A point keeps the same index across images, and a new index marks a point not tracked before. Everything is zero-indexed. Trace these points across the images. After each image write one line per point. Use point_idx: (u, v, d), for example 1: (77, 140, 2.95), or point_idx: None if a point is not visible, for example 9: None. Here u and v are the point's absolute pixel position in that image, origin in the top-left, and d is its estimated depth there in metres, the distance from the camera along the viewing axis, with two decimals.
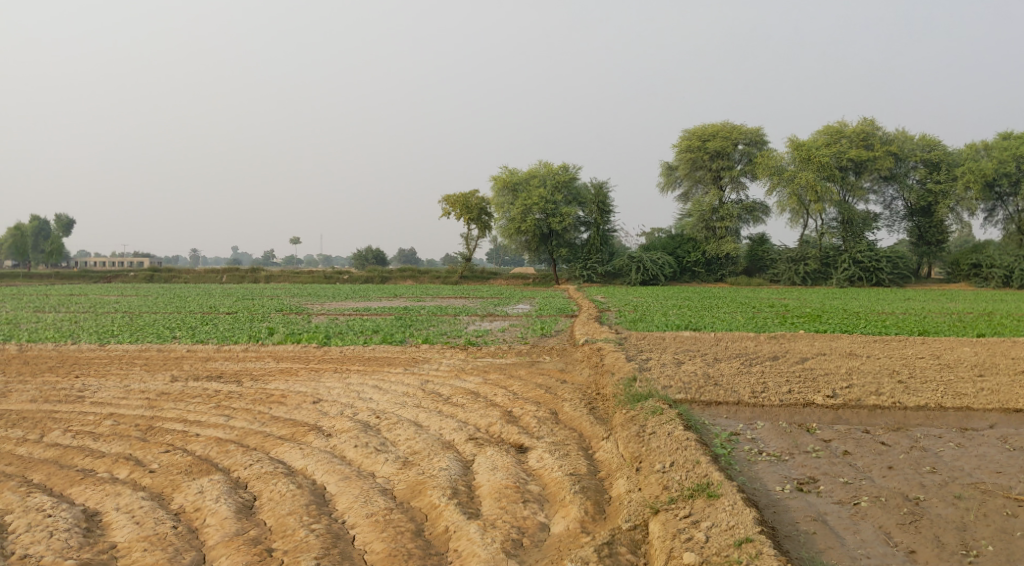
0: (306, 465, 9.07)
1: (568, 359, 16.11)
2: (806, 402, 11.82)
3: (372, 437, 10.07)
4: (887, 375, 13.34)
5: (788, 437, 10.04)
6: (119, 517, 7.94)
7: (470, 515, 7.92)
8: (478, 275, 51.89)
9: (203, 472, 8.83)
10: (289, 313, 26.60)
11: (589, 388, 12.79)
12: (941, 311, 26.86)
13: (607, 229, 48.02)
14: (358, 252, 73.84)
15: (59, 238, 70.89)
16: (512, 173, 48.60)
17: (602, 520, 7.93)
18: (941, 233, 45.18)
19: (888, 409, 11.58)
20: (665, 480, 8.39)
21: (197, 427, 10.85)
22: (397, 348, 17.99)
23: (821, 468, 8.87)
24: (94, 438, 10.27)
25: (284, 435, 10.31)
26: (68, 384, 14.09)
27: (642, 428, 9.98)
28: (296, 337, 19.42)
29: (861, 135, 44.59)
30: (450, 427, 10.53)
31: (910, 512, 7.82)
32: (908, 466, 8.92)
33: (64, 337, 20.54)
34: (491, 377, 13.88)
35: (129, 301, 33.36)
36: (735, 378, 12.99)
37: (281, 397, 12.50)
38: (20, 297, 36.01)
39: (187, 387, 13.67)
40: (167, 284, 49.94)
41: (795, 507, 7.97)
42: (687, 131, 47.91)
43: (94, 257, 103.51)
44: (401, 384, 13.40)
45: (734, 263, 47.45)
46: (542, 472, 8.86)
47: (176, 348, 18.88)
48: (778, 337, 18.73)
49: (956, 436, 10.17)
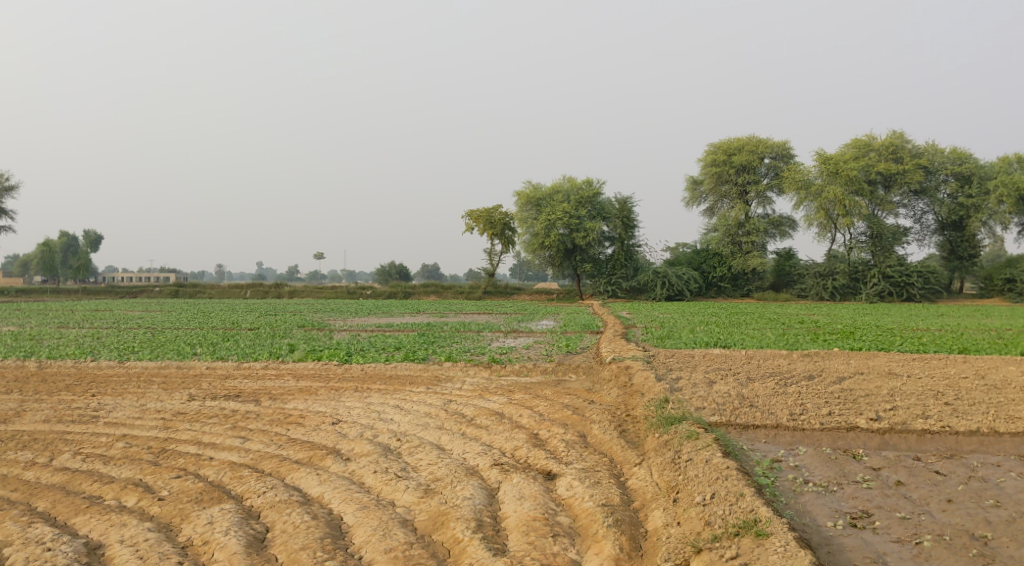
0: (322, 493, 8.59)
1: (595, 379, 15.52)
2: (849, 425, 11.16)
3: (393, 462, 9.58)
4: (932, 397, 12.61)
5: (835, 464, 9.41)
6: (123, 551, 7.49)
7: (496, 551, 7.39)
8: (502, 290, 51.52)
9: (215, 501, 8.37)
10: (312, 329, 26.34)
11: (618, 409, 12.23)
12: (978, 328, 25.92)
13: (632, 245, 47.49)
14: (381, 269, 74.01)
15: (86, 254, 71.26)
16: (535, 188, 48.25)
17: (639, 558, 7.38)
18: (973, 247, 44.12)
19: (938, 435, 10.92)
20: (706, 515, 7.81)
21: (211, 449, 10.42)
22: (419, 367, 17.48)
23: (875, 501, 8.25)
24: (105, 462, 9.86)
25: (301, 459, 9.85)
26: (84, 402, 13.76)
27: (677, 454, 9.39)
28: (317, 354, 19.02)
29: (890, 148, 43.83)
30: (474, 451, 10.01)
31: (979, 554, 7.20)
32: (970, 500, 8.29)
33: (84, 353, 20.25)
34: (516, 397, 13.34)
35: (153, 316, 33.26)
36: (771, 399, 12.36)
37: (300, 418, 12.02)
38: (47, 312, 36.05)
39: (205, 406, 13.28)
40: (192, 299, 49.92)
41: (851, 546, 7.37)
42: (712, 144, 47.26)
43: (119, 274, 104.88)
44: (424, 403, 12.90)
45: (760, 278, 46.83)
46: (572, 502, 8.32)
47: (196, 365, 18.53)
48: (812, 355, 18.06)
49: (1018, 465, 9.51)
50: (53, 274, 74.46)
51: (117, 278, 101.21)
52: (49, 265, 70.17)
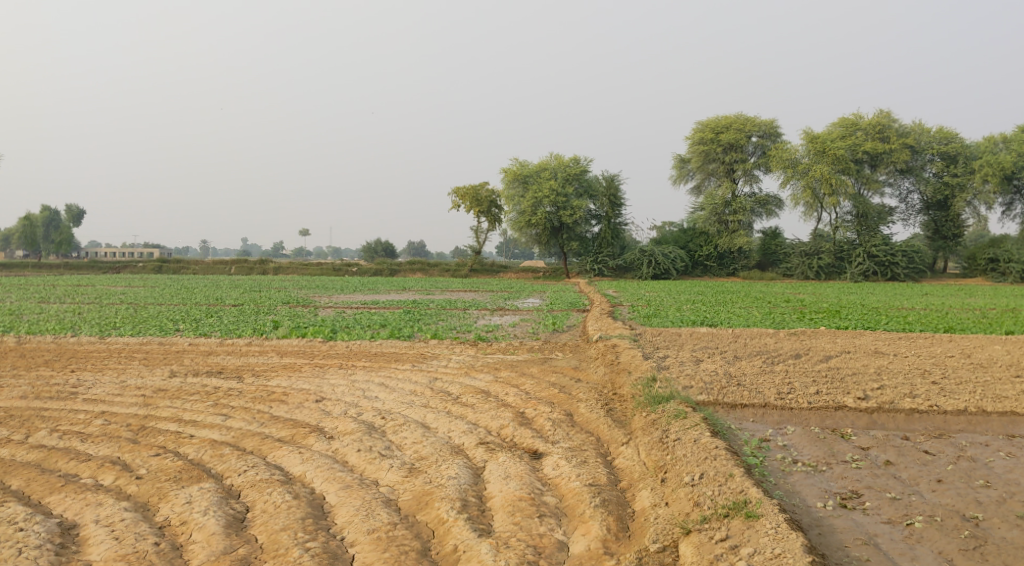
0: (304, 473, 8.42)
1: (582, 357, 15.42)
2: (837, 404, 11.07)
3: (377, 441, 9.41)
4: (919, 375, 12.59)
5: (823, 444, 9.32)
6: (98, 532, 7.29)
7: (481, 532, 7.25)
8: (489, 268, 51.34)
9: (194, 480, 8.19)
10: (296, 306, 26.09)
11: (605, 388, 12.11)
12: (963, 307, 25.99)
13: (618, 223, 47.42)
14: (367, 245, 73.84)
15: (68, 228, 70.20)
16: (523, 165, 47.86)
17: (626, 539, 7.27)
18: (957, 227, 44.19)
19: (926, 414, 10.84)
20: (695, 495, 7.70)
21: (192, 427, 10.23)
22: (405, 344, 17.32)
23: (864, 481, 8.18)
24: (82, 439, 9.65)
25: (283, 437, 9.67)
26: (62, 378, 13.54)
27: (665, 434, 9.28)
28: (301, 331, 18.79)
29: (877, 127, 43.44)
30: (459, 429, 9.86)
31: (972, 535, 7.13)
32: (959, 479, 8.25)
33: (65, 328, 19.95)
34: (502, 374, 13.22)
35: (136, 291, 32.93)
36: (758, 378, 12.29)
37: (282, 395, 11.83)
38: (28, 287, 35.54)
39: (187, 382, 13.09)
40: (175, 275, 49.48)
41: (841, 527, 7.30)
42: (700, 123, 47.01)
43: (102, 249, 104.32)
44: (409, 381, 12.75)
45: (746, 257, 46.70)
46: (559, 482, 8.20)
47: (178, 341, 18.29)
48: (798, 333, 18.02)
49: (1006, 444, 9.49)
50: (33, 249, 73.45)
51: (99, 253, 100.17)
52: (31, 240, 69.42)
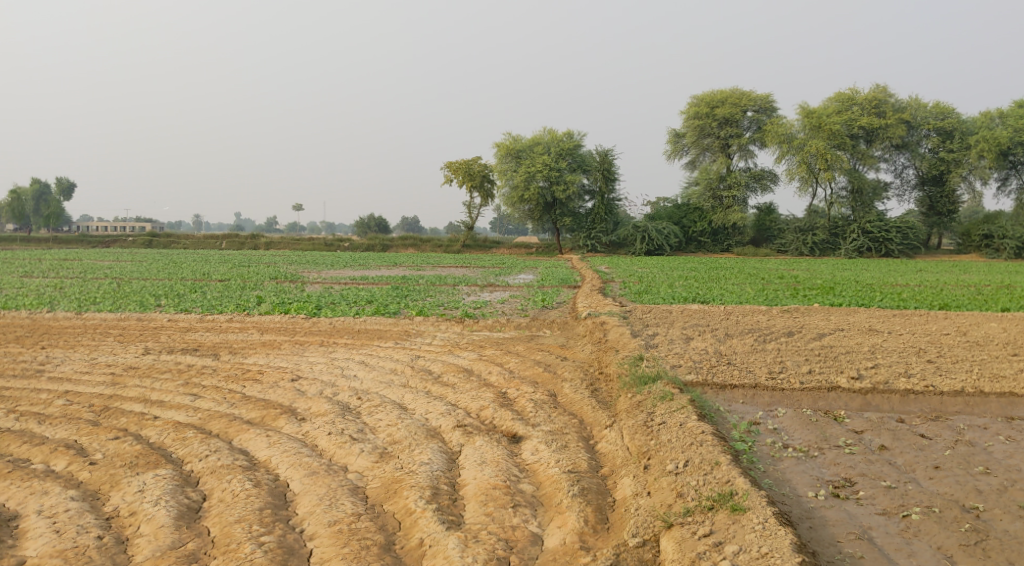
0: (269, 458, 7.97)
1: (570, 335, 14.94)
2: (831, 385, 10.63)
3: (350, 423, 8.95)
4: (913, 354, 12.18)
5: (815, 428, 8.90)
6: (38, 524, 6.85)
7: (450, 525, 6.82)
8: (482, 243, 50.93)
9: (150, 466, 7.72)
10: (283, 282, 25.57)
11: (591, 367, 11.67)
12: (958, 284, 25.57)
13: (612, 198, 46.88)
14: (359, 221, 73.26)
15: (56, 201, 69.07)
16: (515, 140, 47.18)
17: (605, 532, 6.85)
18: (952, 203, 43.73)
19: (922, 395, 10.41)
20: (679, 485, 7.28)
21: (157, 408, 9.74)
22: (390, 321, 16.82)
23: (858, 467, 7.77)
24: (39, 422, 9.15)
25: (252, 419, 9.21)
26: (31, 355, 13.04)
27: (650, 417, 8.83)
28: (285, 307, 18.28)
29: (872, 102, 42.62)
30: (437, 411, 9.41)
31: (973, 529, 6.72)
32: (958, 466, 7.84)
33: (42, 303, 19.39)
34: (487, 353, 12.77)
35: (121, 266, 32.29)
36: (749, 356, 11.87)
37: (257, 374, 11.36)
38: (12, 260, 34.91)
39: (159, 360, 12.64)
40: (165, 250, 48.84)
41: (833, 520, 6.90)
42: (696, 97, 46.21)
43: (96, 224, 103.68)
44: (390, 359, 12.30)
45: (740, 233, 46.36)
46: (536, 468, 7.77)
47: (158, 317, 17.79)
48: (791, 310, 17.64)
49: (1006, 428, 9.08)
50: (22, 222, 72.45)
51: (93, 227, 99.52)
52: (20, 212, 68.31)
